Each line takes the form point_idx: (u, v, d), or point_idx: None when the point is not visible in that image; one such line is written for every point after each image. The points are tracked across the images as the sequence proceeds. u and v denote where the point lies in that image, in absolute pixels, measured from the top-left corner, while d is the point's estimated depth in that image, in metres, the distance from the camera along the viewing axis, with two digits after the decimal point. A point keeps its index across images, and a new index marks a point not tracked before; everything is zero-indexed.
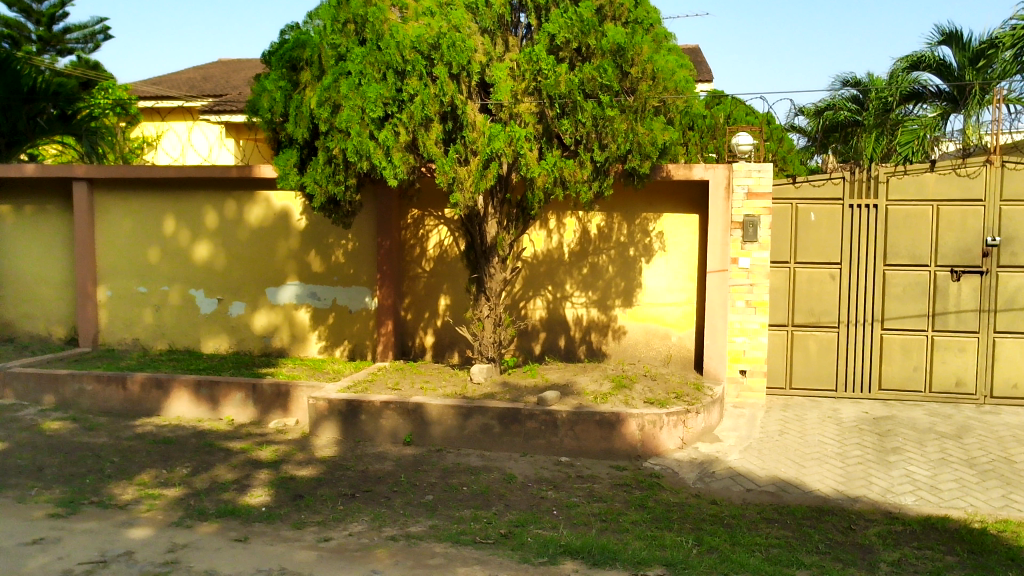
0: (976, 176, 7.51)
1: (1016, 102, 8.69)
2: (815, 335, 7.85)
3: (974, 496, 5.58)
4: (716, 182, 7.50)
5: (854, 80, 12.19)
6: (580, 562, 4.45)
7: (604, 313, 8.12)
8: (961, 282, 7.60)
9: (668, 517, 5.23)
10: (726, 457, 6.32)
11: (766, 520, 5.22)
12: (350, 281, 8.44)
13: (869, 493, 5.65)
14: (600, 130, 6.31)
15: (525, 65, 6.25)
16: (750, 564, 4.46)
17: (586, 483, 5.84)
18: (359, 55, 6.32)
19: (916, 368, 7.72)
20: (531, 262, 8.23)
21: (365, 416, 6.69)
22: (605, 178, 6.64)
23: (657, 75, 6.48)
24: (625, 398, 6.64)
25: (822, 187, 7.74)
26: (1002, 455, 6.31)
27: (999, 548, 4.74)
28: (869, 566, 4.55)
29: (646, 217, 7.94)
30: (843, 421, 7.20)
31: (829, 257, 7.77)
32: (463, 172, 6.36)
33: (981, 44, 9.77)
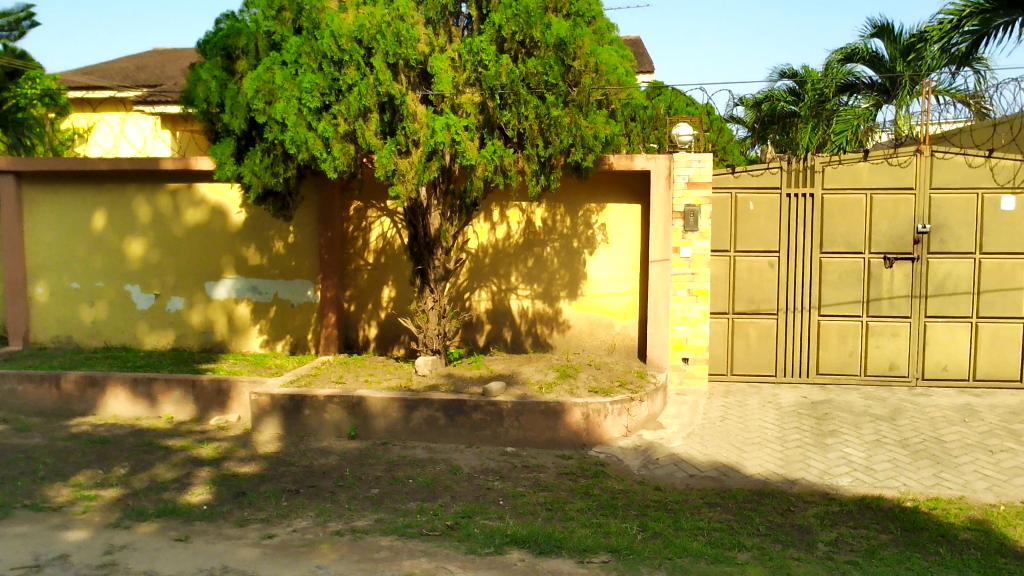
0: (907, 165, 7.73)
1: (944, 92, 8.96)
2: (754, 322, 8.00)
3: (906, 475, 5.75)
4: (657, 171, 7.57)
5: (790, 71, 12.46)
6: (526, 551, 4.47)
7: (549, 305, 8.16)
8: (894, 269, 7.81)
9: (613, 504, 5.28)
10: (669, 444, 6.41)
11: (709, 504, 5.31)
12: (292, 274, 8.32)
13: (808, 475, 5.79)
14: (543, 125, 6.37)
15: (466, 56, 6.24)
16: (693, 548, 4.53)
17: (531, 473, 5.86)
18: (296, 44, 6.24)
19: (852, 353, 7.92)
20: (474, 253, 8.21)
21: (308, 411, 6.61)
22: (552, 172, 6.70)
23: (600, 68, 6.51)
24: (569, 387, 6.69)
25: (760, 177, 7.87)
26: (932, 435, 6.53)
27: (930, 526, 4.90)
28: (808, 546, 4.66)
29: (589, 208, 8.00)
30: (782, 405, 7.36)
31: (767, 245, 7.92)
32: (404, 163, 6.29)
33: (911, 37, 10.13)
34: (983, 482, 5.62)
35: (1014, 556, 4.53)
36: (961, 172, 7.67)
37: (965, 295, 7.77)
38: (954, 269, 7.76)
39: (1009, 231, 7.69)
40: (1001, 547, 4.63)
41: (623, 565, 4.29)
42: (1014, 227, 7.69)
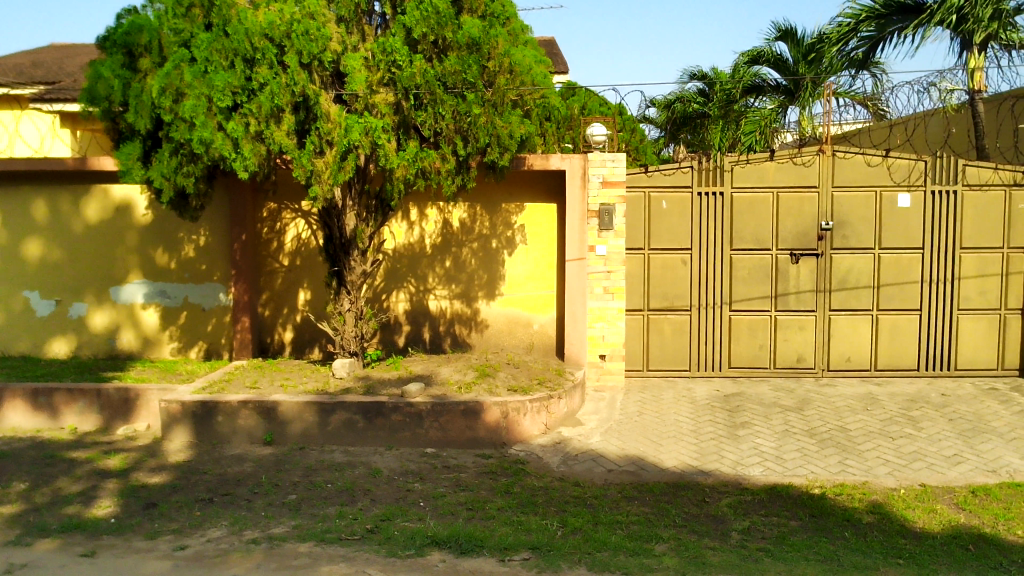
0: (810, 165, 8.02)
1: (844, 94, 9.33)
2: (669, 318, 8.16)
3: (814, 463, 5.97)
4: (572, 171, 7.67)
5: (700, 73, 12.79)
6: (447, 551, 4.46)
7: (468, 305, 8.15)
8: (799, 264, 8.09)
9: (533, 502, 5.32)
10: (587, 440, 6.49)
11: (627, 498, 5.39)
12: (202, 277, 8.10)
13: (721, 466, 5.94)
14: (460, 123, 6.38)
15: (380, 56, 6.22)
16: (611, 542, 4.60)
17: (451, 473, 5.85)
18: (205, 41, 6.04)
19: (761, 346, 8.17)
20: (392, 254, 8.14)
21: (221, 417, 6.44)
22: (468, 172, 6.72)
23: (514, 69, 6.59)
24: (488, 386, 6.70)
25: (672, 176, 8.02)
26: (837, 424, 6.79)
27: (836, 511, 5.11)
28: (722, 535, 4.79)
29: (508, 209, 8.02)
30: (696, 399, 7.54)
31: (679, 243, 8.09)
32: (320, 163, 6.19)
33: (813, 40, 10.50)
34: (885, 467, 5.89)
35: (914, 537, 4.76)
36: (861, 170, 8.01)
37: (866, 288, 8.11)
38: (855, 264, 8.09)
39: (906, 227, 8.06)
40: (901, 528, 4.86)
41: (544, 561, 4.32)
42: (911, 223, 8.05)
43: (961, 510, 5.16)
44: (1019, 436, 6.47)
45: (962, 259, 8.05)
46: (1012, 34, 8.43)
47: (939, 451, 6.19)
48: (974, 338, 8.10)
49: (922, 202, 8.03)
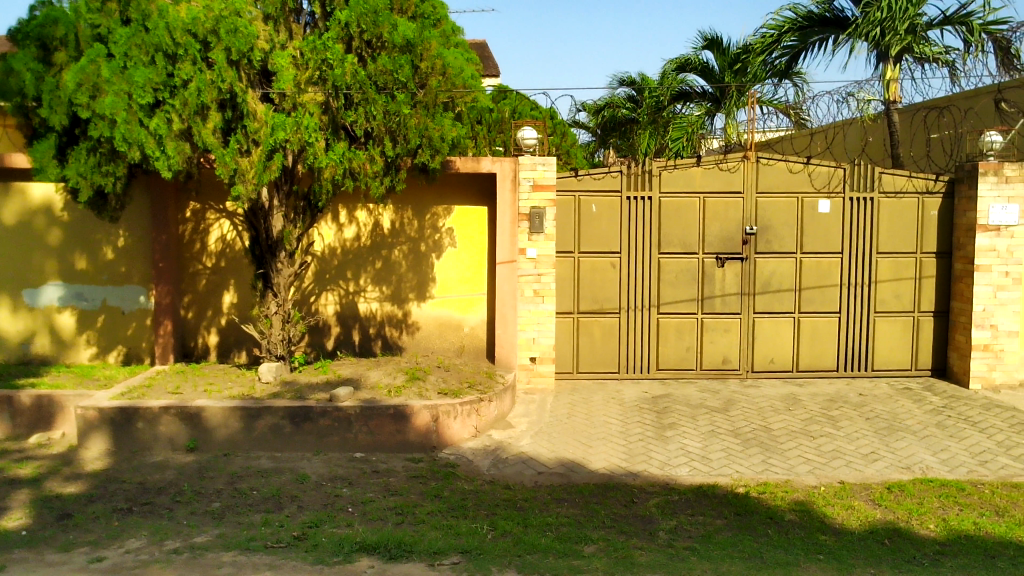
0: (735, 170, 8.20)
1: (768, 103, 9.59)
2: (598, 321, 8.24)
3: (738, 463, 6.10)
4: (503, 174, 7.68)
5: (629, 79, 13.00)
6: (376, 557, 4.41)
7: (398, 307, 8.09)
8: (725, 268, 8.26)
9: (463, 505, 5.30)
10: (517, 443, 6.50)
11: (557, 500, 5.43)
12: (122, 279, 7.83)
13: (649, 467, 6.02)
14: (391, 124, 6.36)
15: (309, 54, 6.09)
16: (541, 544, 4.62)
17: (381, 478, 5.79)
18: (124, 36, 5.86)
19: (688, 348, 8.31)
20: (321, 256, 8.02)
21: (141, 424, 6.23)
22: (397, 174, 6.71)
23: (447, 71, 6.53)
24: (419, 390, 6.65)
25: (602, 180, 8.08)
26: (761, 424, 6.95)
27: (760, 509, 5.23)
28: (650, 535, 4.85)
29: (437, 212, 7.99)
30: (625, 401, 7.63)
31: (609, 247, 8.16)
32: (245, 162, 6.06)
33: (738, 50, 10.76)
34: (805, 465, 6.05)
35: (833, 533, 4.91)
36: (783, 177, 8.23)
37: (788, 292, 8.33)
38: (779, 268, 8.31)
39: (826, 232, 8.31)
40: (822, 525, 5.01)
41: (474, 565, 4.31)
42: (831, 228, 8.31)
43: (877, 505, 5.35)
44: (931, 434, 6.73)
45: (879, 264, 8.34)
46: (924, 47, 8.79)
47: (856, 449, 6.40)
48: (890, 339, 8.40)
49: (841, 208, 8.30)
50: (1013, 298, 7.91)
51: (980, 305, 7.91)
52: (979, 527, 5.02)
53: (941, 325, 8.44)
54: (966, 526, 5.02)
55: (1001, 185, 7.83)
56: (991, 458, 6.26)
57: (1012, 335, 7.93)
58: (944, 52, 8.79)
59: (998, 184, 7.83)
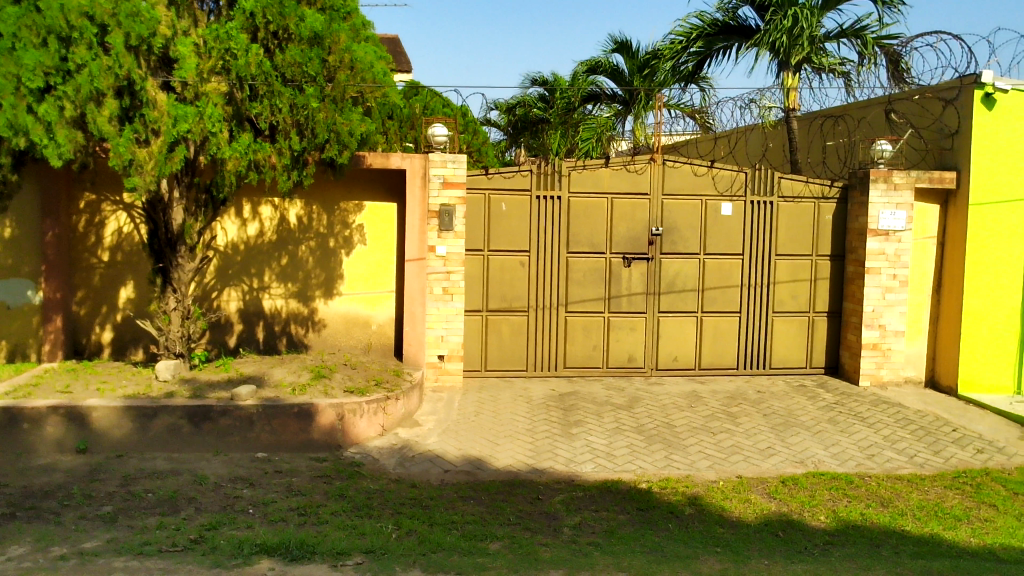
0: (642, 172, 8.36)
1: (675, 107, 9.83)
2: (507, 319, 8.26)
3: (642, 459, 6.23)
4: (412, 171, 7.63)
5: (541, 79, 13.15)
6: (276, 559, 4.31)
7: (304, 304, 7.93)
8: (631, 268, 8.41)
9: (368, 505, 5.24)
10: (424, 441, 6.47)
11: (463, 497, 5.43)
12: (7, 272, 7.25)
13: (555, 464, 6.08)
14: (299, 118, 6.27)
15: (212, 42, 5.90)
16: (446, 542, 4.61)
17: (283, 478, 5.67)
18: (12, 15, 5.56)
19: (595, 347, 8.43)
20: (223, 251, 7.79)
21: (26, 425, 5.93)
22: (304, 169, 6.56)
23: (356, 66, 6.48)
24: (324, 388, 6.54)
25: (512, 179, 8.10)
26: (664, 421, 7.11)
27: (661, 504, 5.36)
28: (554, 531, 4.91)
29: (346, 208, 7.87)
30: (532, 399, 7.68)
31: (518, 245, 8.19)
32: (142, 153, 5.80)
33: (647, 54, 11.00)
34: (706, 461, 6.22)
35: (730, 526, 5.06)
36: (688, 180, 8.44)
37: (692, 292, 8.55)
38: (683, 268, 8.51)
39: (728, 234, 8.56)
40: (720, 518, 5.16)
41: (378, 565, 4.26)
42: (732, 230, 8.56)
43: (772, 499, 5.54)
44: (824, 429, 7.02)
45: (777, 266, 8.64)
46: (821, 58, 9.19)
47: (754, 445, 6.61)
48: (787, 339, 8.71)
49: (742, 211, 8.57)
50: (900, 300, 8.33)
51: (871, 305, 8.28)
52: (865, 517, 5.27)
53: (835, 325, 8.80)
54: (853, 517, 5.26)
55: (890, 192, 8.23)
56: (877, 452, 6.58)
57: (899, 334, 8.36)
58: (839, 64, 9.19)
59: (887, 191, 8.23)
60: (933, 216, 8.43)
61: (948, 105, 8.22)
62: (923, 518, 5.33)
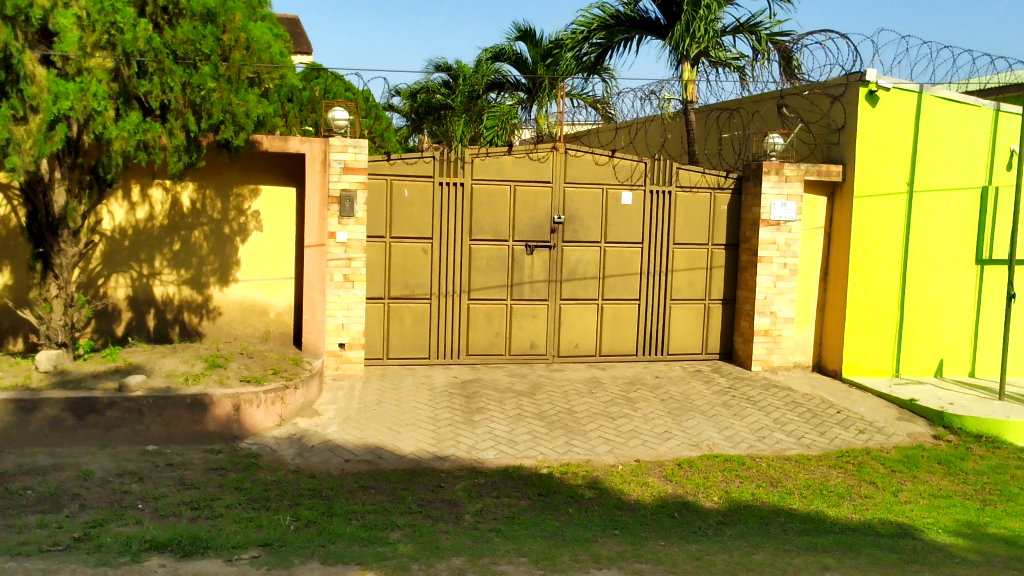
0: (544, 160, 8.41)
1: (577, 96, 9.94)
2: (409, 306, 8.18)
3: (543, 444, 6.29)
4: (311, 155, 7.48)
5: (445, 65, 13.10)
6: (167, 555, 4.16)
7: (197, 291, 7.66)
8: (534, 255, 8.46)
9: (265, 497, 5.12)
10: (324, 431, 6.36)
11: (363, 487, 5.36)
12: None
13: (457, 451, 6.07)
14: (192, 98, 6.03)
15: (96, 15, 5.61)
16: (346, 533, 4.55)
17: (175, 472, 5.48)
18: None
19: (497, 334, 8.45)
20: (110, 235, 7.44)
21: None
22: (199, 151, 6.33)
23: (251, 46, 6.26)
24: (219, 377, 6.35)
25: (414, 165, 8.02)
26: (565, 407, 7.20)
27: (562, 489, 5.42)
28: (456, 519, 4.90)
29: (241, 193, 7.63)
30: (434, 386, 7.64)
31: (420, 232, 8.12)
32: (20, 131, 5.46)
33: (550, 43, 11.07)
34: (605, 445, 6.34)
35: (628, 509, 5.16)
36: (589, 169, 8.54)
37: (593, 279, 8.67)
38: (584, 256, 8.62)
39: (628, 223, 8.71)
40: (618, 501, 5.26)
41: (274, 558, 4.16)
42: (632, 218, 8.72)
43: (668, 481, 5.68)
44: (718, 413, 7.25)
45: (675, 254, 8.85)
46: (719, 52, 9.43)
47: (652, 429, 6.77)
48: (683, 325, 8.95)
49: (642, 200, 8.73)
50: (790, 287, 8.66)
51: (763, 293, 8.58)
52: (755, 497, 5.47)
53: (729, 313, 9.09)
54: (745, 497, 5.46)
55: (781, 183, 8.53)
56: (768, 434, 6.84)
57: (789, 321, 8.69)
58: (736, 59, 9.45)
59: (779, 183, 8.52)
60: (821, 207, 8.80)
61: (836, 101, 8.58)
62: (809, 496, 5.58)
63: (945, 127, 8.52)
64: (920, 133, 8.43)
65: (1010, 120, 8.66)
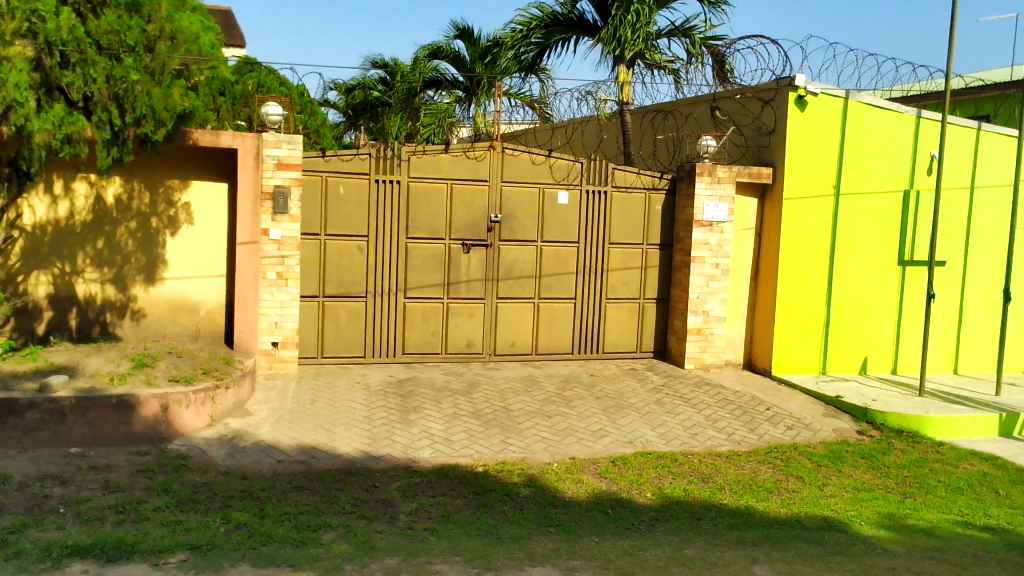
0: (481, 159, 8.40)
1: (515, 95, 9.96)
2: (344, 304, 8.08)
3: (478, 443, 6.29)
4: (244, 150, 7.32)
5: (382, 61, 13.01)
6: (90, 561, 4.03)
7: (123, 290, 7.44)
8: (470, 254, 8.45)
9: (194, 499, 5.00)
10: (256, 431, 6.25)
11: (296, 488, 5.28)
12: None
13: (392, 450, 6.03)
14: (115, 91, 5.84)
15: (15, 1, 5.47)
16: (278, 534, 4.48)
17: (100, 474, 5.31)
18: None
19: (433, 333, 8.42)
20: (31, 230, 7.17)
21: None
22: (125, 146, 6.13)
23: (177, 36, 6.16)
24: (146, 377, 6.17)
25: (350, 162, 7.94)
26: (501, 405, 7.21)
27: (497, 487, 5.43)
28: (391, 519, 4.87)
29: (170, 186, 7.44)
30: (370, 385, 7.58)
31: (356, 230, 8.03)
32: None
33: (488, 42, 11.06)
34: (541, 443, 6.37)
35: (563, 506, 5.20)
36: (526, 168, 8.57)
37: (529, 278, 8.70)
38: (521, 256, 8.65)
39: (564, 222, 8.77)
40: (553, 499, 5.29)
41: (203, 561, 4.07)
42: (568, 218, 8.78)
43: (602, 478, 5.74)
44: (652, 410, 7.35)
45: (610, 253, 8.95)
46: (654, 54, 9.57)
47: (587, 427, 6.83)
48: (618, 324, 9.06)
49: (577, 200, 8.80)
50: (722, 287, 8.83)
51: (696, 293, 8.74)
52: (687, 493, 5.57)
53: (662, 312, 9.23)
54: (677, 493, 5.55)
55: (714, 184, 8.68)
56: (699, 431, 6.96)
57: (720, 320, 8.87)
58: (670, 61, 9.60)
59: (712, 184, 8.68)
60: (752, 209, 8.99)
61: (767, 105, 8.79)
62: (739, 491, 5.70)
63: (868, 132, 8.80)
64: (845, 139, 8.69)
65: (930, 126, 8.98)
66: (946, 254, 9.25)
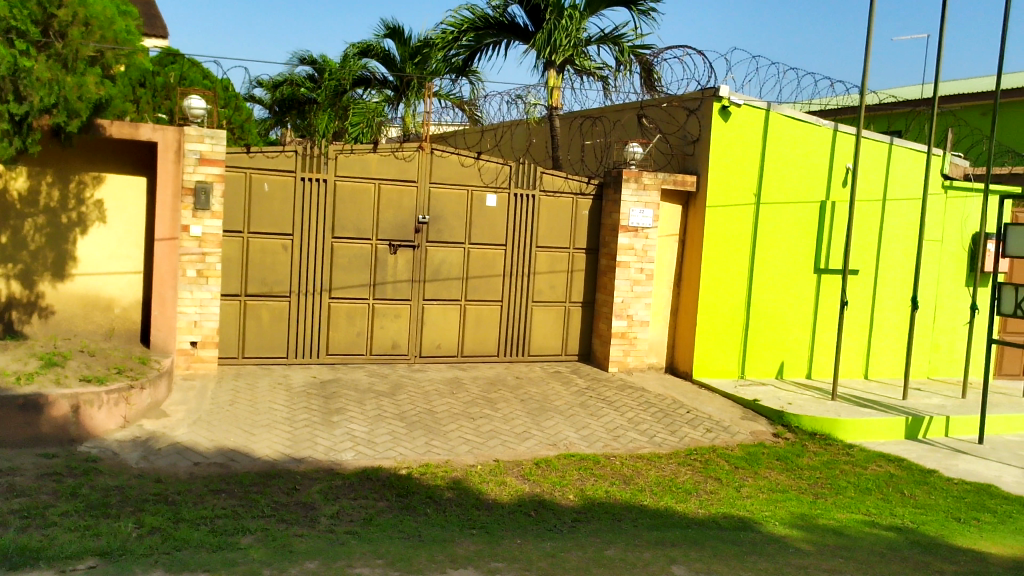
0: (409, 160, 8.35)
1: (444, 96, 9.95)
2: (266, 304, 7.93)
3: (402, 445, 6.25)
4: (164, 144, 7.10)
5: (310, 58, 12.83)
6: None
7: (30, 287, 7.15)
8: (397, 255, 8.39)
9: (105, 503, 4.83)
10: (172, 433, 6.07)
11: (214, 491, 5.16)
12: None
13: (314, 453, 5.94)
14: (16, 80, 5.62)
15: None
16: (193, 539, 4.37)
17: (3, 478, 5.09)
18: None
19: (358, 334, 8.33)
20: None
21: None
22: (29, 135, 5.87)
23: (90, 23, 6.02)
24: (56, 376, 5.93)
25: (275, 159, 7.79)
26: (425, 407, 7.18)
27: (420, 489, 5.40)
28: (311, 522, 4.80)
29: (84, 179, 7.17)
30: (292, 386, 7.44)
31: (280, 228, 7.89)
32: None
33: (419, 42, 11.01)
34: (465, 446, 6.36)
35: (486, 508, 5.21)
36: (455, 169, 8.56)
37: (456, 280, 8.69)
38: (448, 257, 8.63)
39: (491, 224, 8.79)
40: (476, 501, 5.30)
41: (114, 568, 3.94)
42: (496, 221, 8.81)
43: (525, 480, 5.78)
44: (575, 413, 7.43)
45: (537, 256, 9.01)
46: (584, 61, 9.66)
47: (511, 429, 6.86)
48: (544, 326, 9.12)
49: (505, 202, 8.84)
50: (646, 292, 8.97)
51: (620, 297, 8.86)
52: (609, 494, 5.64)
53: (587, 315, 9.33)
54: (599, 494, 5.62)
55: (640, 191, 8.82)
56: (621, 433, 7.06)
57: (644, 324, 9.01)
58: (599, 68, 9.72)
59: (638, 191, 8.82)
60: (675, 216, 9.17)
61: (692, 114, 8.97)
62: (659, 492, 5.81)
63: (788, 144, 9.07)
64: (766, 149, 8.94)
65: (846, 140, 9.31)
66: (859, 264, 9.61)
